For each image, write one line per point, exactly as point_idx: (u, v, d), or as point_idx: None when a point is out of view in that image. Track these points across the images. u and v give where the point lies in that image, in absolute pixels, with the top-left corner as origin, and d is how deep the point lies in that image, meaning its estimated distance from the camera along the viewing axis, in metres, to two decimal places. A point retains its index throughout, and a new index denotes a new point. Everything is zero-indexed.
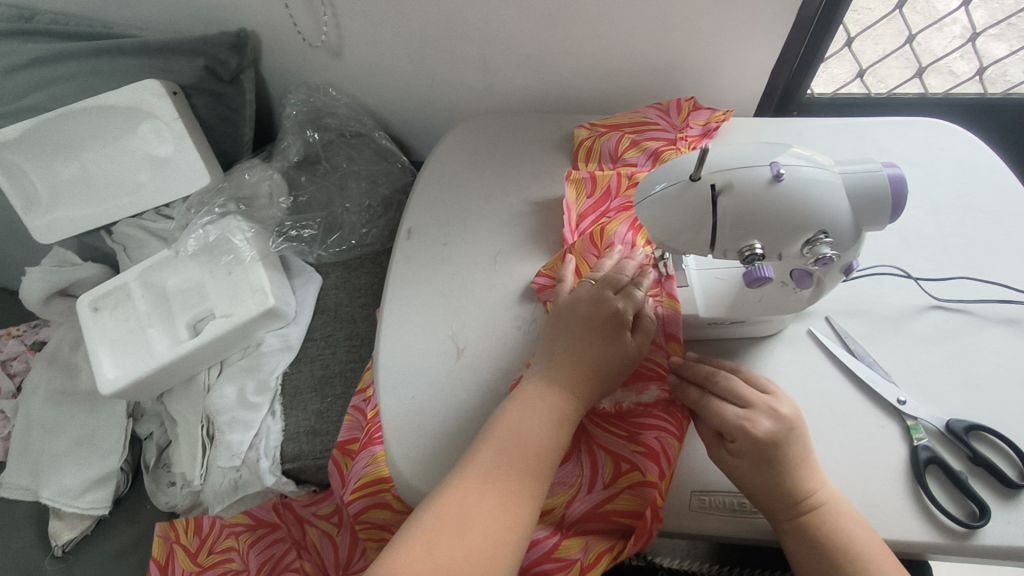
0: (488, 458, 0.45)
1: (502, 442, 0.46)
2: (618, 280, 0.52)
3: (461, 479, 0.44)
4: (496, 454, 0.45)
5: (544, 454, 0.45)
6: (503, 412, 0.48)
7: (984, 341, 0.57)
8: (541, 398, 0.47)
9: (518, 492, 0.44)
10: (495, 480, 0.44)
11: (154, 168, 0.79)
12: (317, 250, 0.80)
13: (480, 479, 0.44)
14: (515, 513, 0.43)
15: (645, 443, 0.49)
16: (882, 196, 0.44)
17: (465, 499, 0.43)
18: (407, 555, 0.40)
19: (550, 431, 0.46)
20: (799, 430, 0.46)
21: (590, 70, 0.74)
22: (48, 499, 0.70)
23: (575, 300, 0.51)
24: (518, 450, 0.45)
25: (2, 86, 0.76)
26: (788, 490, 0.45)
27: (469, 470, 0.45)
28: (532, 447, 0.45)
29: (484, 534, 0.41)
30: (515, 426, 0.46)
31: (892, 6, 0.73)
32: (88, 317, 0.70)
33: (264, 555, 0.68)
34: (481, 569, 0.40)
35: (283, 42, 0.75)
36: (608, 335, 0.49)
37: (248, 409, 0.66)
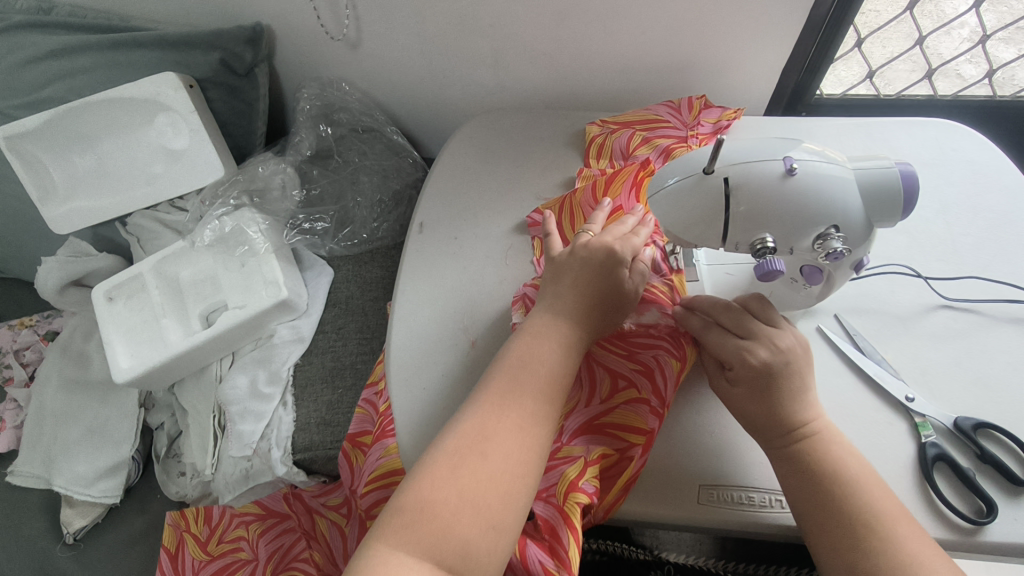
0: (502, 386, 0.46)
1: (514, 371, 0.46)
2: (619, 231, 0.53)
3: (479, 408, 0.45)
4: (509, 382, 0.46)
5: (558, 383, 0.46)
6: (513, 346, 0.48)
7: (993, 340, 0.57)
8: (549, 330, 0.48)
9: (536, 416, 0.44)
10: (510, 407, 0.44)
11: (168, 161, 0.80)
12: (329, 243, 0.80)
13: (497, 406, 0.44)
14: (534, 434, 0.44)
15: (643, 362, 0.52)
16: (895, 192, 0.44)
17: (486, 426, 0.43)
18: (432, 480, 0.41)
19: (562, 359, 0.47)
20: (803, 360, 0.47)
21: (602, 68, 0.75)
22: (61, 487, 0.71)
23: (578, 244, 0.52)
24: (533, 378, 0.46)
25: (21, 79, 0.77)
26: (782, 419, 0.46)
27: (486, 399, 0.45)
28: (544, 374, 0.46)
29: (507, 458, 0.42)
30: (527, 355, 0.47)
31: (902, 8, 0.74)
32: (103, 306, 0.71)
33: (273, 545, 0.69)
34: (505, 487, 0.41)
35: (297, 37, 0.75)
36: (612, 272, 0.50)
37: (260, 399, 0.67)
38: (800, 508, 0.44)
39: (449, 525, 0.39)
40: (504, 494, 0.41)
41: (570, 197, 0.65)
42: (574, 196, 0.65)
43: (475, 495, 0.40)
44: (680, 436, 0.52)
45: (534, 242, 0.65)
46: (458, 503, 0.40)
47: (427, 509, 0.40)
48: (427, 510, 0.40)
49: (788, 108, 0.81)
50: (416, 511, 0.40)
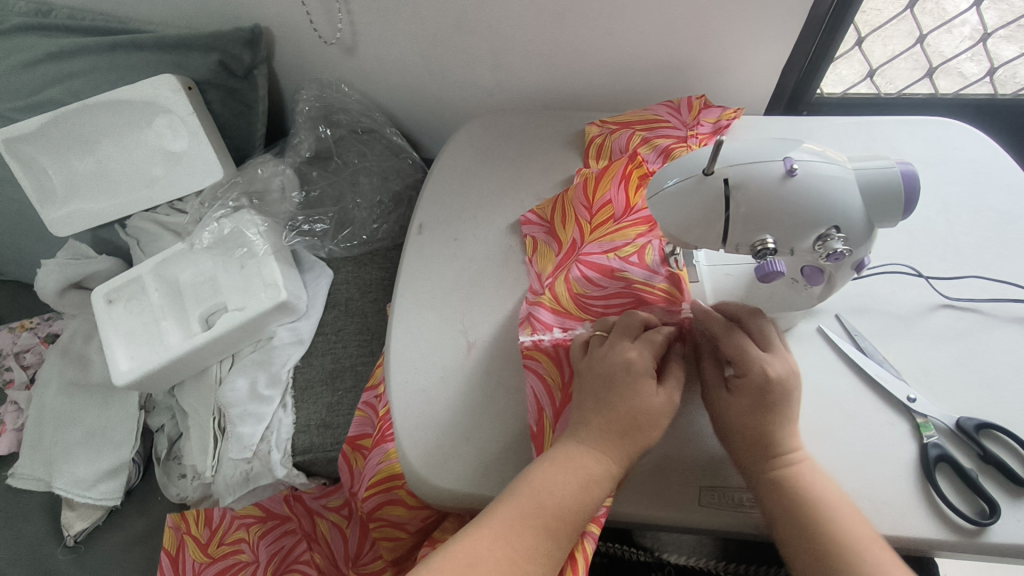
0: (510, 514, 0.43)
1: (524, 501, 0.44)
2: (633, 324, 0.50)
3: (480, 529, 0.43)
4: (516, 512, 0.43)
5: (562, 526, 0.44)
6: (532, 471, 0.45)
7: (994, 340, 0.57)
8: (567, 462, 0.45)
9: (529, 557, 0.42)
10: (508, 543, 0.42)
11: (168, 163, 0.80)
12: (328, 245, 0.80)
13: (497, 535, 0.43)
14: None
15: None
16: (895, 191, 0.44)
17: (478, 553, 0.42)
18: None
19: (578, 493, 0.44)
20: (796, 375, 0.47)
21: (601, 68, 0.75)
22: (61, 489, 0.71)
23: (599, 354, 0.49)
24: (539, 515, 0.43)
25: (20, 81, 0.77)
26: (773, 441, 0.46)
27: (488, 524, 0.43)
28: (553, 511, 0.44)
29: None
30: (543, 487, 0.44)
31: (902, 6, 0.74)
32: (103, 309, 0.71)
33: (274, 547, 0.69)
34: None
35: (296, 39, 0.75)
36: (638, 402, 0.46)
37: (260, 402, 0.66)
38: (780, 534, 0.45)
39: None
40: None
41: (562, 197, 0.65)
42: (567, 194, 0.65)
43: None
44: (684, 438, 0.52)
45: (526, 242, 0.65)
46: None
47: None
48: None
49: (789, 107, 0.81)
50: None
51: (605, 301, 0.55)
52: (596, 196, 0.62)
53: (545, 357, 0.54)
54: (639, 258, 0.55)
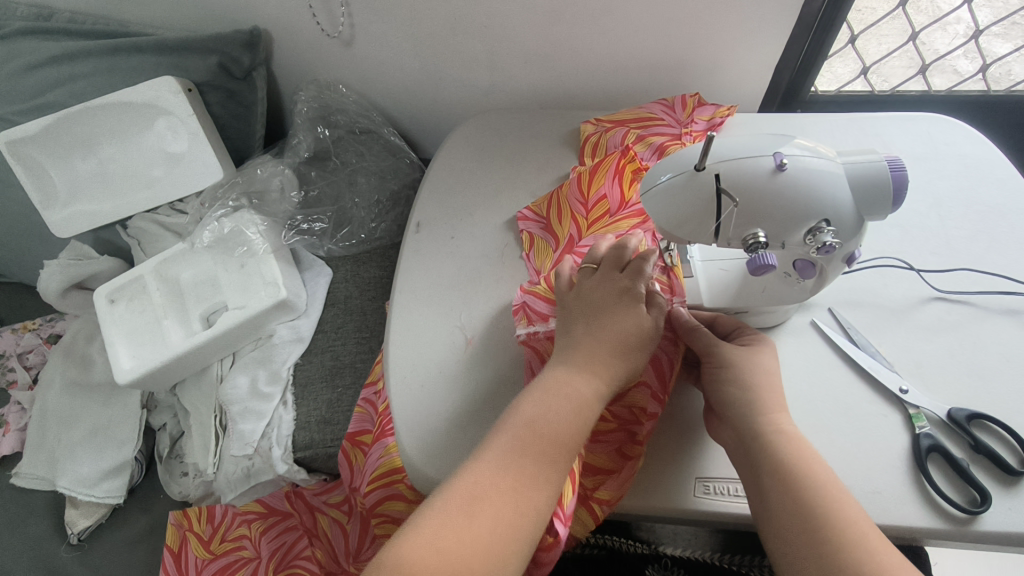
0: (505, 446, 0.45)
1: (519, 432, 0.45)
2: (624, 259, 0.51)
3: (479, 463, 0.44)
4: (511, 445, 0.45)
5: (562, 446, 0.45)
6: (524, 399, 0.47)
7: (986, 332, 0.57)
8: (558, 389, 0.47)
9: (534, 481, 0.43)
10: (509, 464, 0.44)
11: (168, 164, 0.80)
12: (327, 244, 0.81)
13: (496, 464, 0.44)
14: (527, 497, 0.43)
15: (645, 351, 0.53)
16: (883, 184, 0.45)
17: (479, 485, 0.43)
18: (419, 537, 0.40)
19: (570, 415, 0.46)
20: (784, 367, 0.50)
21: (597, 67, 0.75)
22: (65, 488, 0.72)
23: (585, 285, 0.51)
24: (536, 441, 0.45)
25: (22, 85, 0.77)
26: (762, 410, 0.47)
27: (486, 453, 0.44)
28: (550, 436, 0.45)
29: (495, 527, 0.41)
30: (536, 415, 0.46)
31: (895, 4, 0.75)
32: (105, 309, 0.72)
33: (276, 543, 0.69)
34: (490, 554, 0.40)
35: (294, 41, 0.76)
36: (626, 328, 0.49)
37: (261, 399, 0.67)
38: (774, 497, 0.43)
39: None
40: (488, 561, 0.40)
41: (558, 193, 0.66)
42: (562, 190, 0.66)
43: (458, 559, 0.39)
44: (678, 430, 0.53)
45: (523, 239, 0.66)
46: (438, 565, 0.39)
47: (406, 568, 0.38)
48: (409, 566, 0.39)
49: (783, 105, 0.82)
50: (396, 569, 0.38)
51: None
52: (592, 190, 0.63)
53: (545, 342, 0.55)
54: None
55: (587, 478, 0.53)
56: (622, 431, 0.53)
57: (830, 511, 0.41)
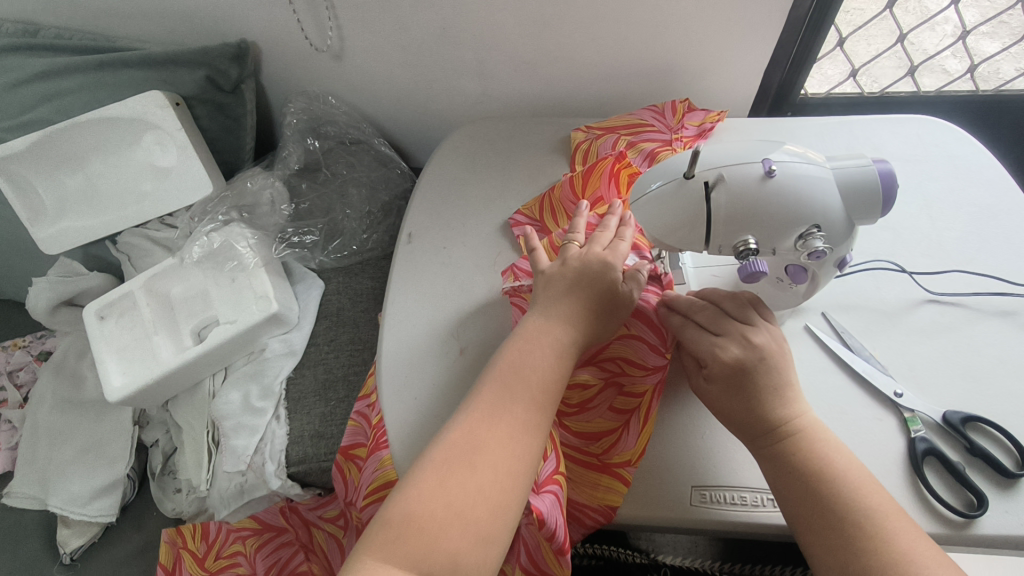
0: (492, 394, 0.45)
1: (506, 379, 0.45)
2: (603, 237, 0.53)
3: (472, 414, 0.44)
4: (499, 393, 0.45)
5: (549, 388, 0.45)
6: (505, 350, 0.48)
7: (979, 333, 0.57)
8: (541, 335, 0.47)
9: (527, 426, 0.43)
10: (499, 414, 0.44)
11: (157, 178, 0.79)
12: (318, 256, 0.79)
13: (487, 414, 0.44)
14: (523, 443, 0.43)
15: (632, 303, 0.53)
16: (873, 189, 0.45)
17: (476, 433, 0.43)
18: (422, 494, 0.40)
19: (553, 360, 0.46)
20: (782, 361, 0.48)
21: (586, 74, 0.75)
22: (56, 507, 0.70)
23: (566, 253, 0.52)
24: (523, 385, 0.45)
25: (8, 101, 0.77)
26: (763, 415, 0.46)
27: (476, 407, 0.44)
28: (536, 380, 0.45)
29: (497, 471, 0.41)
30: (519, 362, 0.46)
31: (883, 6, 0.75)
32: (94, 325, 0.69)
33: (271, 559, 0.67)
34: (493, 502, 0.40)
35: (282, 53, 0.76)
36: (604, 282, 0.49)
37: (253, 414, 0.66)
38: (788, 507, 0.44)
39: (435, 537, 0.38)
40: (492, 506, 0.40)
41: (550, 195, 0.67)
42: (555, 193, 0.66)
43: (462, 510, 0.39)
44: (677, 442, 0.52)
45: (518, 242, 0.66)
46: (447, 515, 0.39)
47: (414, 523, 0.39)
48: (415, 523, 0.38)
49: (774, 108, 0.82)
50: (405, 524, 0.39)
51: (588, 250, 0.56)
52: (586, 192, 0.64)
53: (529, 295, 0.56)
54: None
55: (596, 443, 0.52)
56: (611, 387, 0.52)
57: (849, 510, 0.42)
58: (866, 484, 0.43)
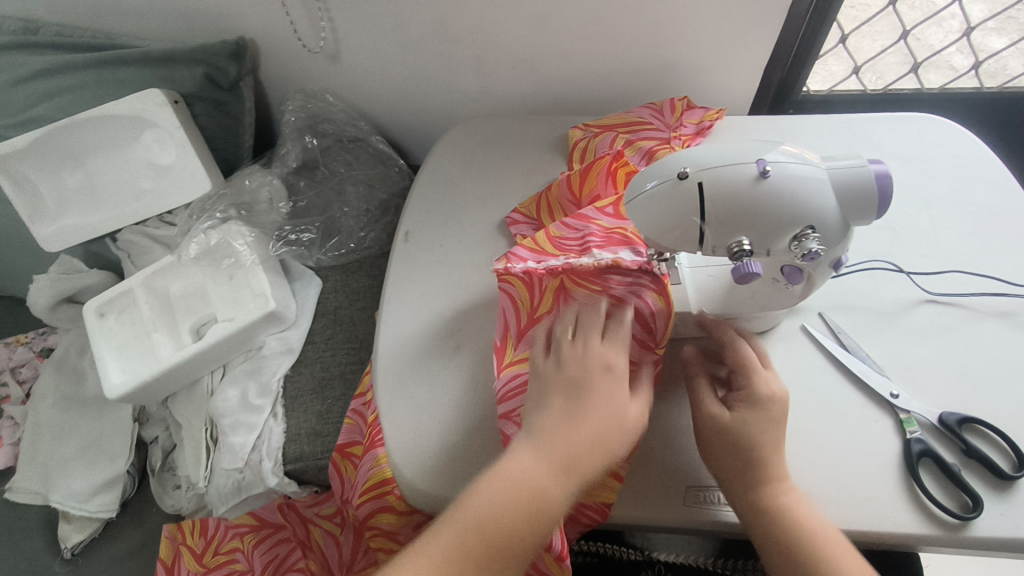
0: (518, 482, 0.41)
1: (503, 489, 0.41)
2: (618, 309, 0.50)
3: (495, 500, 0.41)
4: (492, 502, 0.41)
5: (549, 519, 0.41)
6: (543, 425, 0.44)
7: (977, 334, 0.57)
8: (549, 455, 0.42)
9: (542, 525, 0.41)
10: (523, 509, 0.41)
11: (157, 176, 0.80)
12: (316, 254, 0.79)
13: (506, 509, 0.40)
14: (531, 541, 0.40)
15: (620, 297, 0.52)
16: (868, 190, 0.45)
17: (491, 526, 0.40)
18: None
19: (593, 460, 0.42)
20: (766, 420, 0.46)
21: (585, 72, 0.75)
22: (57, 502, 0.71)
23: (614, 327, 0.48)
24: (521, 512, 0.40)
25: (9, 99, 0.77)
26: (752, 473, 0.45)
27: (504, 491, 0.41)
28: (569, 483, 0.42)
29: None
30: (558, 452, 0.42)
31: (887, 1, 0.75)
32: (94, 323, 0.69)
33: (268, 556, 0.67)
34: None
35: (281, 51, 0.76)
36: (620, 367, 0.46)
37: (251, 411, 0.66)
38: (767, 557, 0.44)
39: None
40: None
41: (547, 193, 0.67)
42: (551, 192, 0.66)
43: None
44: (674, 442, 0.52)
45: (515, 240, 0.67)
46: None
47: None
48: None
49: (775, 105, 0.81)
50: None
51: (580, 241, 0.55)
52: (584, 191, 0.63)
53: (519, 286, 0.56)
54: (614, 211, 0.57)
55: None
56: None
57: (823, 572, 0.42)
58: (846, 551, 0.43)
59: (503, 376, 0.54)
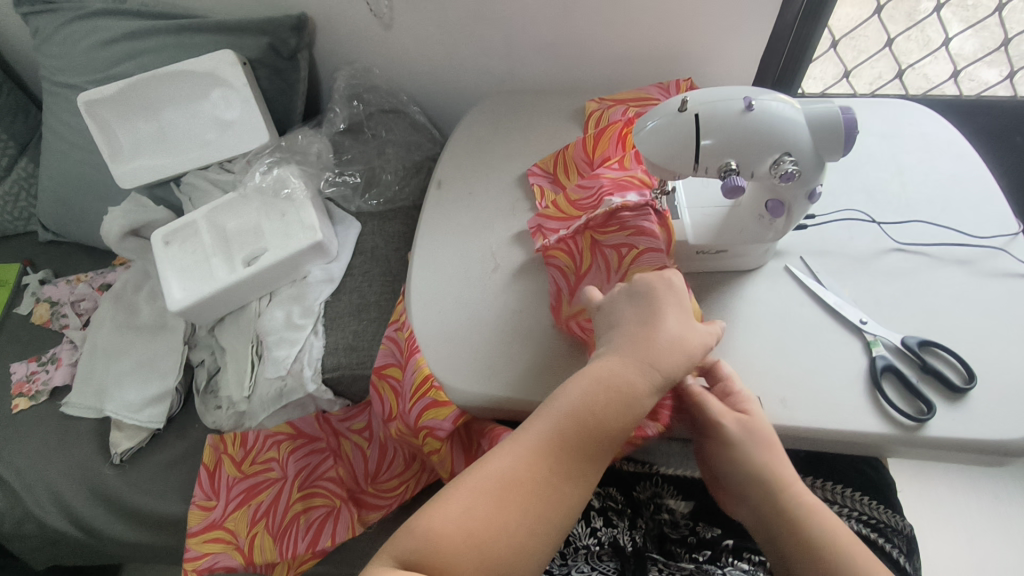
0: (549, 420, 0.44)
1: (594, 381, 0.45)
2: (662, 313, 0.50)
3: (524, 442, 0.44)
4: (583, 394, 0.44)
5: (585, 440, 0.43)
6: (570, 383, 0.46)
7: (939, 277, 0.65)
8: (589, 381, 0.45)
9: (566, 461, 0.43)
10: (550, 447, 0.43)
11: (221, 129, 0.89)
12: (357, 200, 0.90)
13: (536, 443, 0.43)
14: (548, 481, 0.42)
15: (635, 228, 0.60)
16: (836, 125, 0.53)
17: (518, 468, 0.42)
18: (448, 509, 0.41)
19: (613, 401, 0.44)
20: (756, 442, 0.51)
21: (602, 57, 0.85)
22: (111, 411, 0.79)
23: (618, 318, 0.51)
24: (618, 399, 0.44)
25: (97, 57, 0.88)
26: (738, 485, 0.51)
27: (540, 433, 0.44)
28: (591, 416, 0.44)
29: (573, 477, 0.43)
30: (579, 397, 0.45)
31: (869, 13, 0.84)
32: (160, 248, 0.79)
33: (302, 463, 0.76)
34: (500, 538, 0.40)
35: (336, 27, 0.87)
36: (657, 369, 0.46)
37: (294, 330, 0.74)
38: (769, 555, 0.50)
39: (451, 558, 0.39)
40: (509, 544, 0.40)
41: (564, 152, 0.76)
42: (567, 151, 0.75)
43: (479, 540, 0.40)
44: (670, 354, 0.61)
45: (533, 190, 0.75)
46: (463, 542, 0.40)
47: (436, 538, 0.39)
48: (436, 543, 0.39)
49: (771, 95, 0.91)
50: (428, 537, 0.39)
51: (593, 198, 0.65)
52: (597, 152, 0.72)
53: (562, 254, 0.64)
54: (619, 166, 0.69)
55: None
56: None
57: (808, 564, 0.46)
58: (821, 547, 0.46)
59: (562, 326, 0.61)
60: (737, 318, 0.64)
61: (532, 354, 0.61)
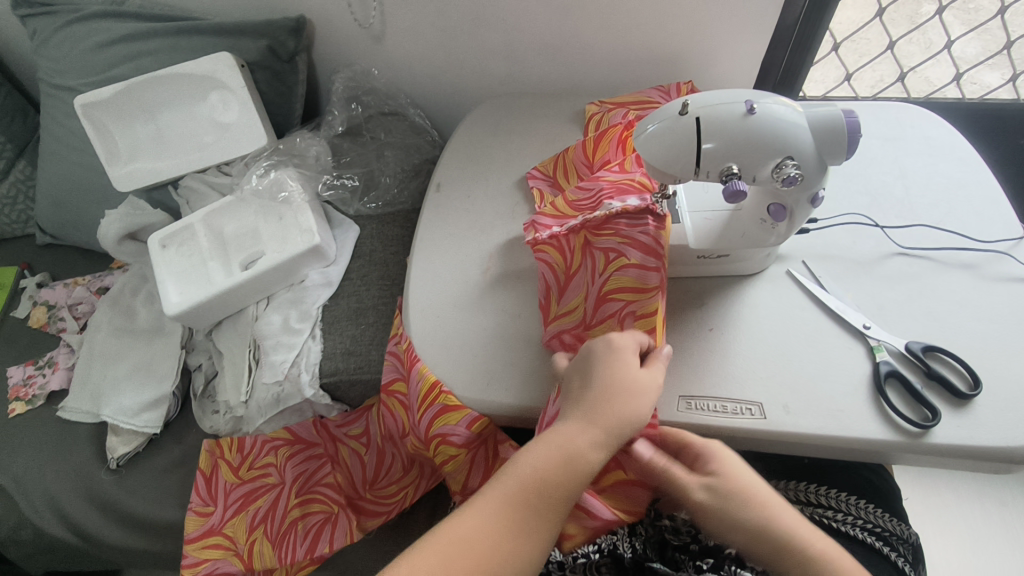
0: (510, 478, 0.44)
1: (553, 446, 0.45)
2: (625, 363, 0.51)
3: (484, 500, 0.43)
4: (545, 457, 0.44)
5: (538, 499, 0.43)
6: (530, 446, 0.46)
7: (943, 281, 0.64)
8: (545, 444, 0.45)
9: (522, 522, 0.42)
10: (509, 506, 0.43)
11: (218, 132, 0.89)
12: (355, 203, 0.89)
13: (495, 503, 0.43)
14: (509, 541, 0.42)
15: (629, 237, 0.56)
16: (839, 128, 0.53)
17: (474, 530, 0.42)
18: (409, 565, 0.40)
19: (566, 464, 0.44)
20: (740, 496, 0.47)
21: (602, 59, 0.85)
22: (108, 415, 0.78)
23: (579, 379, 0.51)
24: (569, 461, 0.44)
25: (95, 59, 0.88)
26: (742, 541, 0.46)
27: (504, 491, 0.43)
28: (547, 478, 0.44)
29: (532, 534, 0.42)
30: (539, 458, 0.45)
31: (872, 15, 0.84)
32: (157, 251, 0.78)
33: (299, 469, 0.76)
34: None
35: (335, 30, 0.86)
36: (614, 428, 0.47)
37: (292, 334, 0.74)
38: None
39: None
40: None
41: (564, 156, 0.75)
42: (568, 155, 0.75)
43: None
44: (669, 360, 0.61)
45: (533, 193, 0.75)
46: None
47: None
48: None
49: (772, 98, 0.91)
50: None
51: (592, 200, 0.62)
52: (597, 155, 0.72)
53: (552, 250, 0.63)
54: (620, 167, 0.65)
55: None
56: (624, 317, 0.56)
57: None
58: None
59: (550, 329, 0.60)
60: (739, 323, 0.63)
61: (531, 360, 0.60)
